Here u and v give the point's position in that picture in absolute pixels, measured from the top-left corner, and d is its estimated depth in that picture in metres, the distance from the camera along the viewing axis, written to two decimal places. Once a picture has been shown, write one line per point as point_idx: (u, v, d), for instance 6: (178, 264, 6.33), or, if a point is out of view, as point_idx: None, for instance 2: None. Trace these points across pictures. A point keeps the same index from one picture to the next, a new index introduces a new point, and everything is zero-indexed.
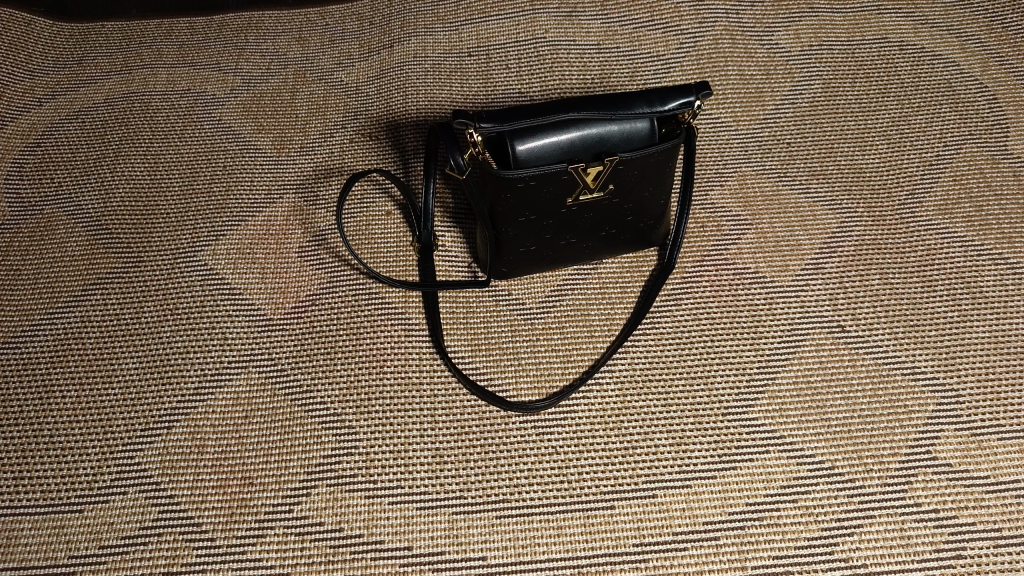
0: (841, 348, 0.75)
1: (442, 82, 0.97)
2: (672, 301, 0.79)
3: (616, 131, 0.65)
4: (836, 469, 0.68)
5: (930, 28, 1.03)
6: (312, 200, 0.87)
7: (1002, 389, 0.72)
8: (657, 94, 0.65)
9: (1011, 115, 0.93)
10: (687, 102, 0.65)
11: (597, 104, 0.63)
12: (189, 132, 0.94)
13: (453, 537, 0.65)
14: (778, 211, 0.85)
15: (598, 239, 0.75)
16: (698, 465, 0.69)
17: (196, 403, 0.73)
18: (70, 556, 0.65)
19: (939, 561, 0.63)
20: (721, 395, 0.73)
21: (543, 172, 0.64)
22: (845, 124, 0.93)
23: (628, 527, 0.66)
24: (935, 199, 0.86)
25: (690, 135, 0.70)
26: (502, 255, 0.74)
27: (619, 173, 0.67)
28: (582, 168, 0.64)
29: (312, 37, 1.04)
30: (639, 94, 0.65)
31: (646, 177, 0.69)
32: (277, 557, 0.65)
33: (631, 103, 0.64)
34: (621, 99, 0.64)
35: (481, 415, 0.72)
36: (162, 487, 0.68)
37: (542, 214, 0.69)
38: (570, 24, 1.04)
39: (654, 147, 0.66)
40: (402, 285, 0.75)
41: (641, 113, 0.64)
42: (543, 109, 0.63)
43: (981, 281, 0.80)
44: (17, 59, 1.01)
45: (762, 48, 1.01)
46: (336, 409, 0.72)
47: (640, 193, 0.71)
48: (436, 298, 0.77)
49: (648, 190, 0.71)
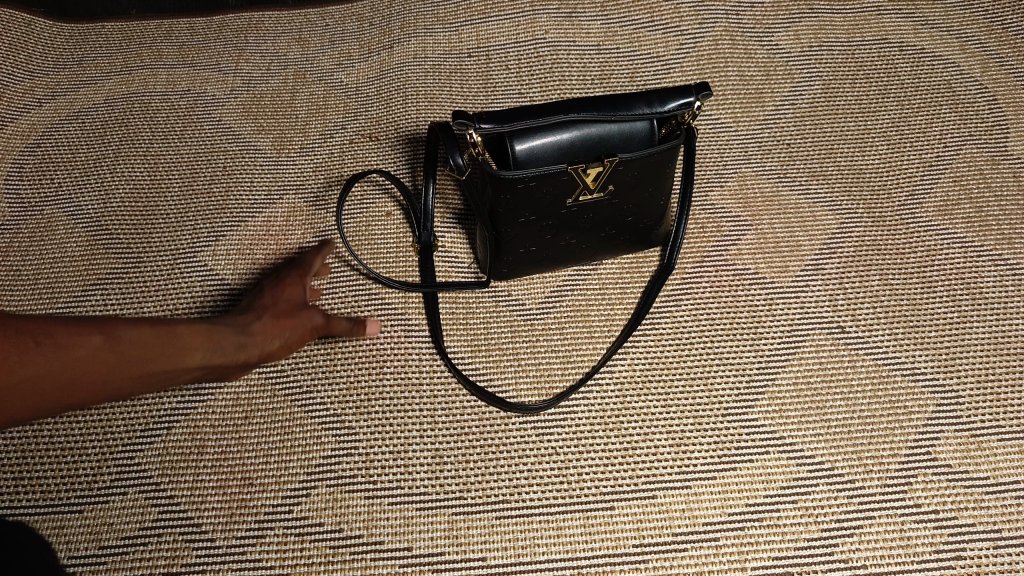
0: (841, 348, 0.75)
1: (443, 83, 0.97)
2: (672, 301, 0.79)
3: (615, 130, 0.65)
4: (836, 469, 0.68)
5: (930, 28, 1.03)
6: (312, 201, 0.87)
7: (1002, 390, 0.73)
8: (657, 93, 0.65)
9: (1011, 115, 0.93)
10: (688, 102, 0.65)
11: (597, 104, 0.63)
12: (189, 132, 0.94)
13: (454, 538, 0.66)
14: (777, 211, 0.85)
15: (598, 239, 0.75)
16: (698, 465, 0.69)
17: (195, 403, 0.73)
18: (70, 556, 0.65)
19: (939, 562, 0.64)
20: (720, 395, 0.73)
21: (543, 172, 0.64)
22: (845, 125, 0.93)
23: (628, 528, 0.66)
24: (936, 199, 0.86)
25: (691, 135, 0.69)
26: (500, 255, 0.74)
27: (618, 173, 0.67)
28: (582, 168, 0.64)
29: (313, 37, 1.04)
30: (639, 94, 0.65)
31: (646, 177, 0.69)
32: (276, 557, 0.65)
33: (631, 103, 0.64)
34: (620, 100, 0.64)
35: (482, 415, 0.72)
36: (162, 487, 0.68)
37: (542, 215, 0.69)
38: (570, 24, 1.04)
39: (653, 148, 0.66)
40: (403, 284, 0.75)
41: (641, 113, 0.64)
42: (544, 109, 0.62)
43: (982, 282, 0.80)
44: (16, 58, 1.01)
45: (761, 49, 1.01)
46: (336, 409, 0.72)
47: (638, 193, 0.71)
48: (436, 298, 0.77)
49: (648, 190, 0.71)
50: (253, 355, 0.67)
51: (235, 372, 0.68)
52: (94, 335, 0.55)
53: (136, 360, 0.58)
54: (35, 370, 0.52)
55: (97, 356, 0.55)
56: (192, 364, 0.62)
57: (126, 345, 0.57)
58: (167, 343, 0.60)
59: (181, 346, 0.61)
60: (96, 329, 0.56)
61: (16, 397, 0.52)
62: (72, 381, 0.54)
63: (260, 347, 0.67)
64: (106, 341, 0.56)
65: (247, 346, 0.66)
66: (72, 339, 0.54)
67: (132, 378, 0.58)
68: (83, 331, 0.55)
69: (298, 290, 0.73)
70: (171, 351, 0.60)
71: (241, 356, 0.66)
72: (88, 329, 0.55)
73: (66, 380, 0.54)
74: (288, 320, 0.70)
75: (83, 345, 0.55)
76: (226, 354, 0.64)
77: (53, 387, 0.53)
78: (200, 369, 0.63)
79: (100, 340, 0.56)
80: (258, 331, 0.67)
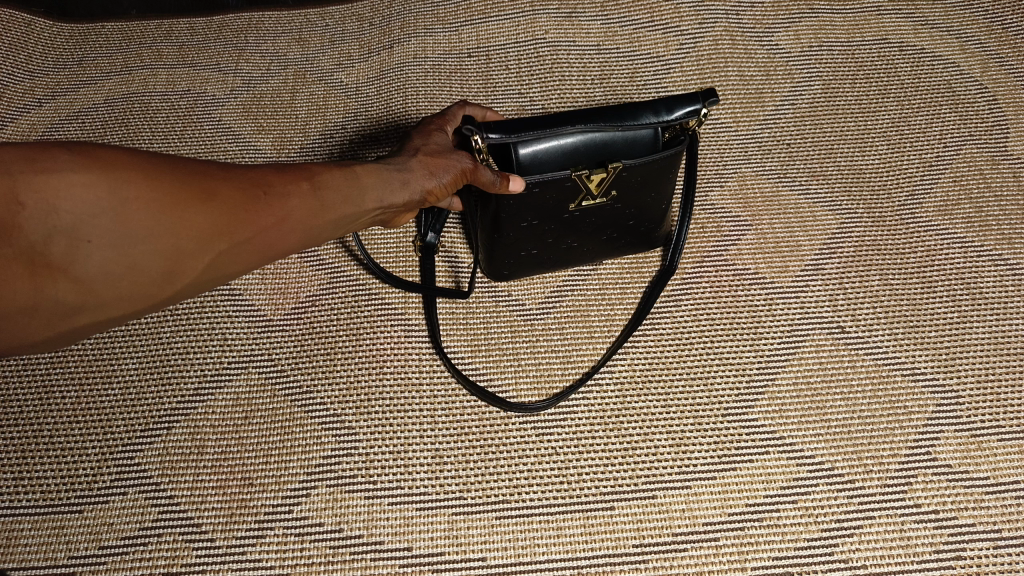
0: (841, 348, 0.75)
1: (443, 83, 0.97)
2: (672, 301, 0.79)
3: (620, 138, 0.65)
4: (836, 470, 0.68)
5: (930, 29, 1.03)
6: None
7: (1002, 390, 0.73)
8: (662, 102, 0.65)
9: (1011, 115, 0.93)
10: (693, 111, 0.65)
11: (603, 114, 0.63)
12: (189, 133, 0.94)
13: (453, 538, 0.66)
14: (777, 211, 0.85)
15: (599, 242, 0.75)
16: (698, 465, 0.69)
17: (196, 403, 0.73)
18: (70, 556, 0.65)
19: (940, 562, 0.64)
20: (720, 396, 0.73)
21: (547, 179, 0.64)
22: (845, 125, 0.93)
23: (628, 528, 0.66)
24: (936, 199, 0.86)
25: (695, 141, 0.69)
26: (502, 258, 0.74)
27: (622, 179, 0.67)
28: (585, 175, 0.64)
29: (313, 37, 1.04)
30: (647, 103, 0.65)
31: (649, 182, 0.69)
32: (276, 557, 0.65)
33: (637, 112, 0.64)
34: (628, 109, 0.64)
35: (481, 415, 0.72)
36: (162, 487, 0.68)
37: (544, 219, 0.69)
38: (570, 24, 1.04)
39: (657, 154, 0.65)
40: (409, 285, 0.76)
41: (647, 122, 0.64)
42: (551, 120, 0.63)
43: (982, 281, 0.80)
44: (16, 58, 1.01)
45: (761, 49, 1.01)
46: (336, 409, 0.72)
47: (641, 198, 0.71)
48: (435, 306, 0.75)
49: (651, 195, 0.71)
50: (419, 195, 0.63)
51: (398, 213, 0.64)
52: (302, 182, 0.54)
53: (335, 205, 0.56)
54: (263, 223, 0.51)
55: (307, 201, 0.54)
56: (372, 207, 0.60)
57: (324, 190, 0.55)
58: (354, 185, 0.58)
59: (364, 187, 0.58)
60: (300, 176, 0.54)
61: (245, 250, 0.51)
62: (293, 229, 0.53)
63: (426, 186, 0.62)
64: (311, 187, 0.54)
65: (412, 186, 0.62)
66: (286, 184, 0.53)
67: (330, 227, 0.57)
68: (291, 178, 0.54)
69: (445, 136, 0.67)
70: (358, 194, 0.58)
71: (410, 197, 0.62)
72: (296, 175, 0.54)
73: (288, 228, 0.53)
74: (441, 160, 0.63)
75: (295, 191, 0.53)
76: (396, 196, 0.61)
77: (274, 240, 0.52)
78: (377, 211, 0.61)
79: (308, 186, 0.54)
80: (418, 167, 0.62)
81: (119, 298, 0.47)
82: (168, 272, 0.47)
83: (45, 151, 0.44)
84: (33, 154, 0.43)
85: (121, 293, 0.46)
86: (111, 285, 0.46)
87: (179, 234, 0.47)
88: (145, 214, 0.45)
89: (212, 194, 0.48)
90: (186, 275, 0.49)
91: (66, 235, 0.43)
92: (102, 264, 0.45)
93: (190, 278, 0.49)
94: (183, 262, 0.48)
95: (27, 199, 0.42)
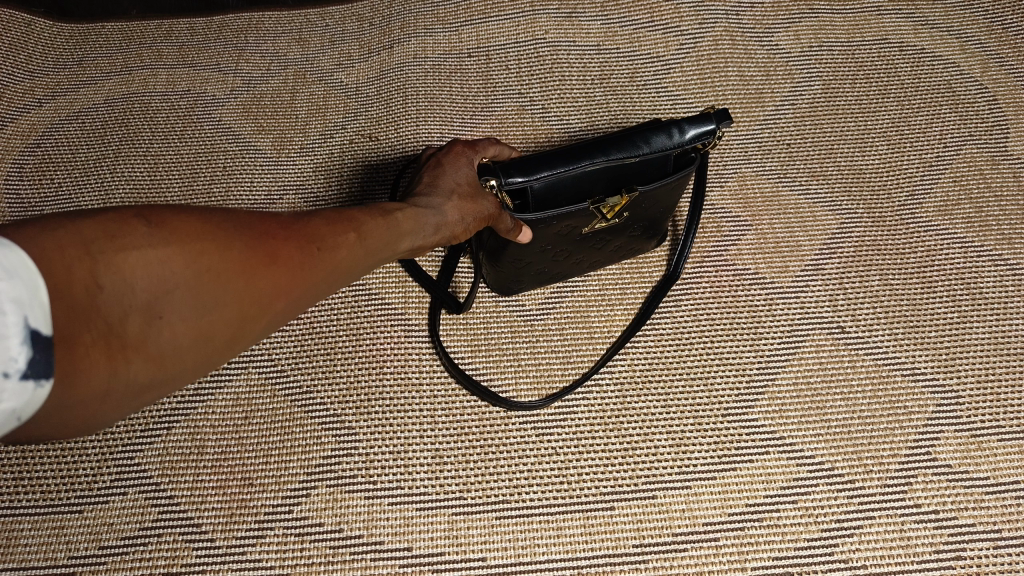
0: (841, 348, 0.75)
1: (442, 83, 0.98)
2: (672, 301, 0.79)
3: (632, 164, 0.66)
4: (836, 470, 0.68)
5: (930, 28, 1.02)
6: (311, 200, 0.89)
7: (1002, 389, 0.73)
8: (673, 125, 0.65)
9: (1011, 115, 0.93)
10: (705, 131, 0.66)
11: (618, 144, 0.64)
12: (189, 133, 0.94)
13: (454, 538, 0.66)
14: (777, 211, 0.85)
15: (604, 253, 0.76)
16: (698, 465, 0.69)
17: (195, 403, 0.73)
18: (70, 556, 0.65)
19: (938, 562, 0.64)
20: (720, 396, 0.73)
21: (567, 212, 0.64)
22: (845, 124, 0.93)
23: (628, 528, 0.66)
24: (936, 199, 0.86)
25: (704, 162, 0.70)
26: (513, 279, 0.75)
27: (634, 203, 0.68)
28: (604, 206, 0.64)
29: (313, 36, 1.03)
30: (657, 126, 0.65)
31: (658, 201, 0.70)
32: (277, 557, 0.65)
33: (650, 137, 0.64)
34: (640, 135, 0.65)
35: (481, 415, 0.72)
36: (162, 487, 0.68)
37: (557, 243, 0.70)
38: (570, 24, 1.04)
39: (672, 177, 0.67)
40: (424, 276, 0.74)
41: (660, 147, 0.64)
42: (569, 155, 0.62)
43: (982, 282, 0.80)
44: (15, 58, 1.01)
45: (761, 49, 1.01)
46: (336, 409, 0.72)
47: (651, 212, 0.72)
48: (439, 312, 0.75)
49: (661, 207, 0.72)
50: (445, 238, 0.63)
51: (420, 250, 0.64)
52: (349, 233, 0.52)
53: (377, 253, 0.55)
54: (318, 280, 0.49)
55: (355, 252, 0.53)
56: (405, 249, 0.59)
57: (369, 239, 0.54)
58: (394, 231, 0.57)
59: (402, 233, 0.57)
60: (346, 226, 0.53)
61: (297, 304, 0.49)
62: (339, 278, 0.52)
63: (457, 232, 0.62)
64: (357, 237, 0.53)
65: (443, 231, 0.61)
66: (336, 234, 0.51)
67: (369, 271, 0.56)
68: (339, 228, 0.52)
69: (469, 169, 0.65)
70: (396, 240, 0.57)
71: (438, 238, 0.62)
72: (343, 225, 0.52)
73: (335, 279, 0.51)
74: (474, 205, 0.62)
75: (346, 243, 0.52)
76: (427, 240, 0.61)
77: (321, 291, 0.51)
78: (408, 251, 0.60)
79: (355, 237, 0.53)
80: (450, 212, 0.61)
81: (183, 370, 0.44)
82: (231, 336, 0.45)
83: (117, 223, 0.40)
84: (107, 226, 0.40)
85: (188, 363, 0.43)
86: (181, 357, 0.43)
87: (245, 300, 0.45)
88: (216, 284, 0.43)
89: (275, 256, 0.46)
90: (244, 336, 0.47)
91: (141, 312, 0.40)
92: (174, 338, 0.42)
93: (245, 338, 0.47)
94: (245, 325, 0.46)
95: (104, 278, 0.38)
